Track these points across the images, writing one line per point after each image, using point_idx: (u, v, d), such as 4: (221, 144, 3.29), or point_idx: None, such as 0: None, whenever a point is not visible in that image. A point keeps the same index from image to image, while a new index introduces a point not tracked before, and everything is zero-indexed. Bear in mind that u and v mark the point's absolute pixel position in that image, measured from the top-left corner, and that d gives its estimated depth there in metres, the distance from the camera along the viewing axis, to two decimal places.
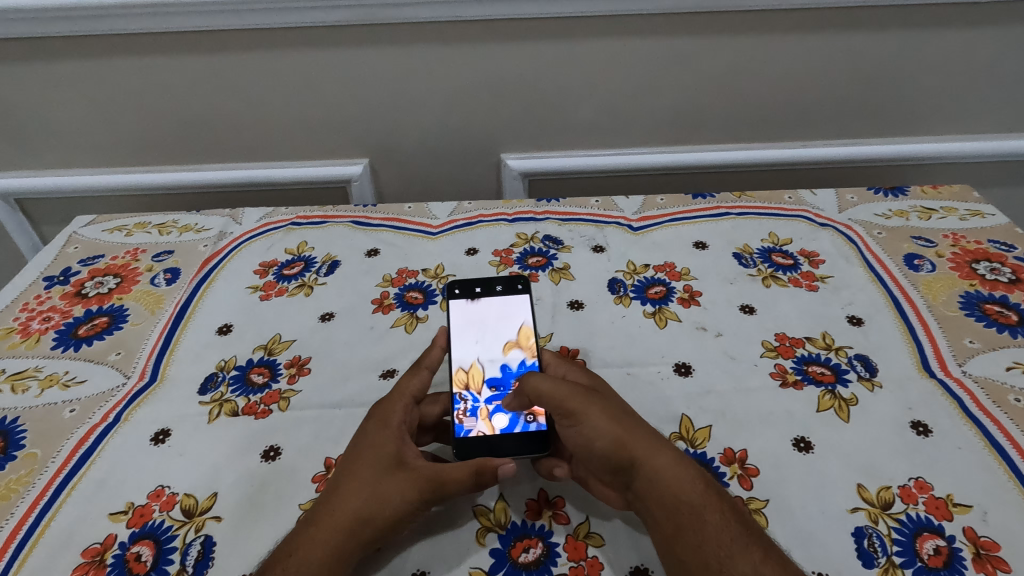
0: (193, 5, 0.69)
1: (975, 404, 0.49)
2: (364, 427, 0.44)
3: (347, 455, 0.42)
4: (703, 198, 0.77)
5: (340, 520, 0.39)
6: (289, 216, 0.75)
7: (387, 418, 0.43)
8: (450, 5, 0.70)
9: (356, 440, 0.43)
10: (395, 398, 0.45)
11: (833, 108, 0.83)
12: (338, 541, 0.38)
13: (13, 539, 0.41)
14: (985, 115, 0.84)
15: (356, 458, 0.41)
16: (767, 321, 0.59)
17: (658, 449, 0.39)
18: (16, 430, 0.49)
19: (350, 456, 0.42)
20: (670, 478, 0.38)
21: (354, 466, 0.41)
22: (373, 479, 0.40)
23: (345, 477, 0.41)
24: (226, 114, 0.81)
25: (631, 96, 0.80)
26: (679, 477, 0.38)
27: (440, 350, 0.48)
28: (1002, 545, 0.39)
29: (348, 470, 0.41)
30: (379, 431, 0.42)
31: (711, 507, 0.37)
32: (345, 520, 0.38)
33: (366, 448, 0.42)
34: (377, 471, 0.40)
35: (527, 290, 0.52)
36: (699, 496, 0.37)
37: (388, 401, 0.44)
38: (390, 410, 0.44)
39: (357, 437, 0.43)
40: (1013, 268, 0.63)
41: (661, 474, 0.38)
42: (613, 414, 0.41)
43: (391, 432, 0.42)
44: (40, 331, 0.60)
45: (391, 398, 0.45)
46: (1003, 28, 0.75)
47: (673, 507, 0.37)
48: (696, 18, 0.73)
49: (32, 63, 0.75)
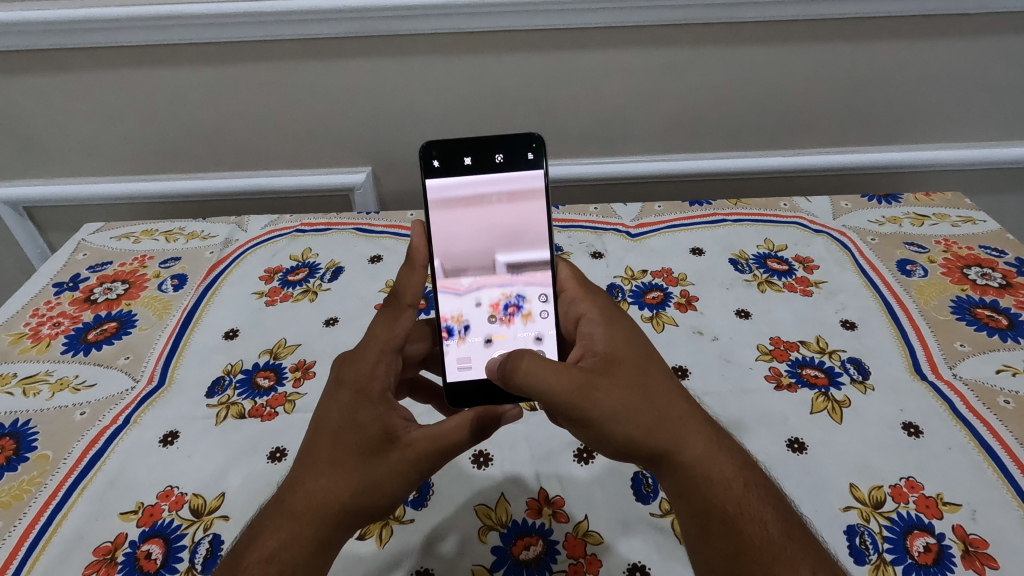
0: (202, 18, 0.71)
1: (966, 406, 0.50)
2: (333, 399, 0.40)
3: (317, 435, 0.39)
4: (700, 205, 0.78)
5: (326, 513, 0.37)
6: (294, 223, 0.77)
7: (364, 390, 0.40)
8: (453, 18, 0.72)
9: (325, 416, 0.39)
10: (369, 362, 0.41)
11: (827, 117, 0.84)
12: (328, 534, 0.37)
13: (26, 538, 0.42)
14: (977, 123, 0.86)
15: (333, 441, 0.38)
16: (762, 325, 0.60)
17: (688, 447, 0.38)
18: (27, 432, 0.50)
19: (323, 436, 0.39)
20: (699, 480, 0.37)
21: (333, 450, 0.38)
22: (360, 465, 0.37)
23: (323, 464, 0.38)
24: (232, 124, 0.82)
25: (629, 106, 0.82)
26: (711, 480, 0.37)
27: (422, 271, 0.45)
28: (990, 542, 0.40)
29: (325, 454, 0.38)
30: (361, 406, 0.39)
31: (750, 505, 0.36)
32: (333, 513, 0.37)
33: (348, 427, 0.38)
34: (362, 455, 0.38)
35: (539, 156, 0.46)
36: (734, 504, 0.36)
37: (361, 367, 0.41)
38: (366, 380, 0.40)
39: (325, 411, 0.39)
40: (1003, 273, 0.64)
41: (691, 475, 0.37)
42: (629, 410, 0.37)
43: (373, 406, 0.39)
44: (51, 336, 0.61)
45: (364, 362, 0.41)
46: (992, 39, 0.77)
47: (703, 507, 0.37)
48: (693, 30, 0.75)
49: (43, 74, 0.77)
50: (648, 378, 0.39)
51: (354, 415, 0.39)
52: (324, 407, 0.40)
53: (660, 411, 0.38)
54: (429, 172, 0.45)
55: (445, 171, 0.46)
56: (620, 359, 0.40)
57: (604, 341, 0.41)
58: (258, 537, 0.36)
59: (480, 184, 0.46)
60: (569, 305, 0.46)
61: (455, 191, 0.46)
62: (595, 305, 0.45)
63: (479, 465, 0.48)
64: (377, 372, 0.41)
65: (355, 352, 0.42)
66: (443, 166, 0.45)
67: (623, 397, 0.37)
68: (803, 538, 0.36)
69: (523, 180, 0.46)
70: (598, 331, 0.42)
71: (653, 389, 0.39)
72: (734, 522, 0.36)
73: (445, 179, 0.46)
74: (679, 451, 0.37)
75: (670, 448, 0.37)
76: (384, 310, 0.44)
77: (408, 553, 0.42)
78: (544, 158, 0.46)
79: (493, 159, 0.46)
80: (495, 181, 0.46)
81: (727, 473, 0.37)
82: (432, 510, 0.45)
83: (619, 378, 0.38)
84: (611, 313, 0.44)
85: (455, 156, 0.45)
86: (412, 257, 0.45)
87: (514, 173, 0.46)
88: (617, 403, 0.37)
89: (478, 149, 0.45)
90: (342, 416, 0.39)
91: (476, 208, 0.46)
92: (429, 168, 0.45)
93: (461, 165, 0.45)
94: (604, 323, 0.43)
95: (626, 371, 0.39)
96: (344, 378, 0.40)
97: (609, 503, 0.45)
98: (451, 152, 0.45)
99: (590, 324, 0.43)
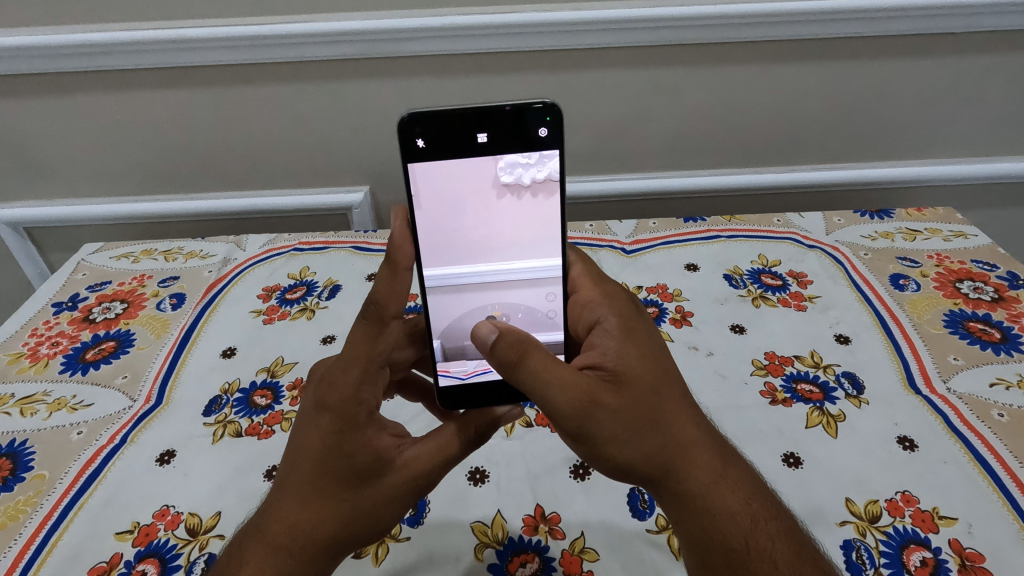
0: (203, 41, 0.72)
1: (960, 420, 0.50)
2: (316, 425, 0.38)
3: (301, 464, 0.37)
4: (694, 221, 0.79)
5: (315, 544, 0.36)
6: (292, 242, 0.78)
7: (351, 415, 0.38)
8: (450, 40, 0.73)
9: (308, 444, 0.38)
10: (353, 385, 0.38)
11: (818, 135, 0.86)
12: (317, 563, 0.37)
13: (21, 557, 0.42)
14: (967, 140, 0.87)
15: (320, 471, 0.37)
16: (757, 340, 0.60)
17: (691, 473, 0.38)
18: (25, 452, 0.50)
19: (308, 466, 0.37)
20: (702, 510, 0.37)
21: (321, 480, 0.37)
22: (350, 495, 0.37)
23: (311, 494, 0.37)
24: (233, 146, 0.84)
25: (623, 125, 0.83)
26: (715, 510, 0.37)
27: (405, 271, 0.38)
28: (987, 556, 0.40)
29: (312, 484, 0.37)
30: (348, 434, 0.37)
31: (756, 542, 0.36)
32: (321, 543, 0.37)
33: (335, 457, 0.37)
34: (353, 484, 0.37)
35: (555, 132, 0.40)
36: (738, 539, 0.36)
37: (345, 391, 0.38)
38: (352, 405, 0.38)
39: (309, 439, 0.38)
40: (995, 286, 0.65)
41: (694, 502, 0.37)
42: (632, 433, 0.37)
43: (361, 432, 0.38)
44: (49, 355, 0.61)
45: (347, 384, 0.38)
46: (978, 58, 0.79)
47: (706, 539, 0.37)
48: (685, 51, 0.76)
49: (47, 97, 0.78)
50: (659, 402, 0.38)
51: (342, 444, 0.37)
52: (307, 432, 0.38)
53: (666, 439, 0.38)
54: (413, 153, 0.40)
55: (433, 151, 0.41)
56: (630, 379, 0.38)
57: (615, 357, 0.39)
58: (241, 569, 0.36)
59: (475, 172, 0.41)
60: (584, 308, 0.44)
61: (447, 180, 0.41)
62: (612, 311, 0.43)
63: (475, 482, 0.48)
64: (362, 394, 0.39)
65: (335, 372, 0.39)
66: (429, 148, 0.40)
67: (625, 420, 0.37)
68: (817, 571, 0.35)
69: (530, 170, 0.42)
70: (613, 343, 0.40)
71: (663, 414, 0.38)
72: (739, 560, 0.35)
73: (431, 164, 0.41)
74: (683, 481, 0.37)
75: (675, 477, 0.37)
76: (364, 322, 0.39)
77: (404, 571, 0.42)
78: (558, 135, 0.40)
79: (493, 139, 0.41)
80: (493, 167, 0.41)
81: (733, 507, 0.37)
82: (428, 528, 0.45)
83: (626, 402, 0.37)
84: (631, 323, 0.42)
85: (444, 135, 0.40)
86: (394, 258, 0.38)
87: (524, 155, 0.41)
88: (618, 425, 0.37)
89: (471, 126, 0.40)
90: (330, 444, 0.37)
91: (470, 205, 0.42)
92: (413, 149, 0.40)
93: (453, 143, 0.41)
94: (620, 335, 0.40)
95: (636, 393, 0.38)
96: (327, 402, 0.38)
97: (604, 518, 0.45)
98: (439, 129, 0.40)
99: (605, 335, 0.41)
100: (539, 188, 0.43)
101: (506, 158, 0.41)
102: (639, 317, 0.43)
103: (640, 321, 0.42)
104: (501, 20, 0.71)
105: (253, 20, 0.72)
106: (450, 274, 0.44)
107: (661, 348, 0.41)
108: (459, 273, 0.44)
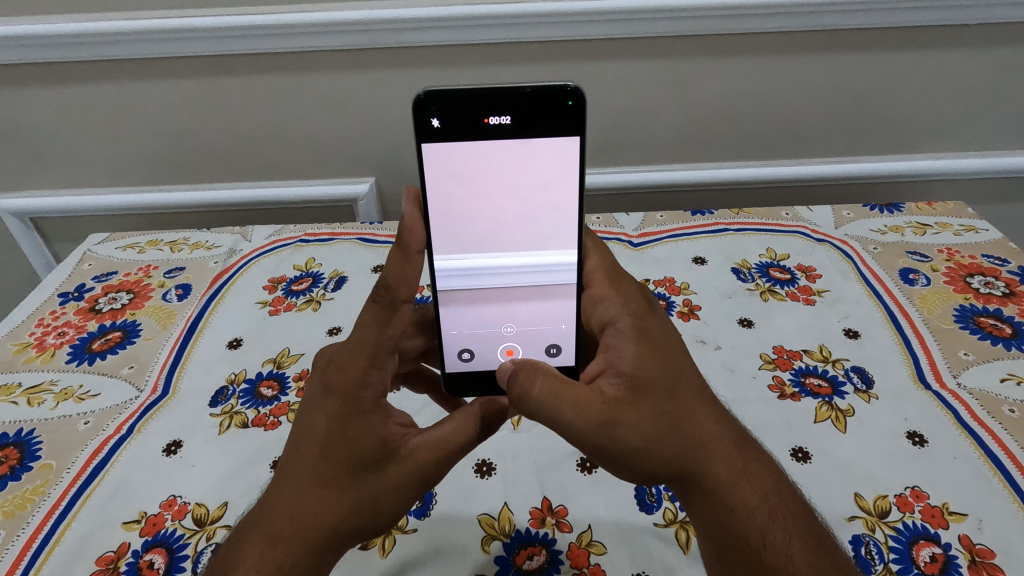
0: (206, 30, 0.72)
1: (971, 416, 0.49)
2: (322, 410, 0.38)
3: (304, 450, 0.37)
4: (703, 215, 0.78)
5: (316, 537, 0.36)
6: (298, 234, 0.77)
7: (356, 399, 0.38)
8: (456, 30, 0.73)
9: (314, 429, 0.38)
10: (359, 369, 0.39)
11: (828, 128, 0.85)
12: (319, 559, 0.36)
13: (29, 546, 0.42)
14: (979, 134, 0.86)
15: (324, 458, 0.37)
16: (766, 335, 0.60)
17: (712, 469, 0.37)
18: (32, 442, 0.51)
19: (312, 452, 0.37)
20: (720, 507, 0.37)
21: (325, 469, 0.37)
22: (354, 484, 0.37)
23: (312, 483, 0.36)
24: (238, 137, 0.83)
25: (631, 116, 0.82)
26: (732, 506, 0.37)
27: (416, 254, 0.39)
28: (997, 552, 0.40)
29: (315, 473, 0.37)
30: (351, 422, 0.38)
31: (773, 537, 0.36)
32: (322, 536, 0.36)
33: (339, 443, 0.37)
34: (357, 474, 0.37)
35: (575, 118, 0.40)
36: (757, 534, 0.36)
37: (352, 374, 0.39)
38: (359, 388, 0.39)
39: (314, 423, 0.38)
40: (1006, 281, 0.64)
41: (715, 499, 0.37)
42: (651, 442, 0.37)
43: (365, 419, 0.38)
44: (55, 345, 0.61)
45: (353, 368, 0.39)
46: (992, 49, 0.77)
47: (722, 532, 0.37)
48: (693, 41, 0.75)
49: (53, 86, 0.78)
50: (677, 402, 0.38)
51: (347, 429, 0.37)
52: (313, 419, 0.38)
53: (684, 437, 0.37)
54: (427, 133, 0.40)
55: (447, 131, 0.40)
56: (646, 386, 0.38)
57: (630, 363, 0.39)
58: (240, 564, 0.35)
59: (491, 156, 0.41)
60: (597, 305, 0.44)
61: (463, 162, 0.41)
62: (625, 310, 0.42)
63: (482, 475, 0.48)
64: (369, 378, 0.39)
65: (343, 356, 0.39)
66: (444, 129, 0.40)
67: (644, 431, 0.37)
68: (834, 570, 0.35)
69: (549, 156, 0.41)
70: (628, 347, 0.40)
71: (683, 415, 0.38)
72: (755, 555, 0.35)
73: (445, 146, 0.40)
74: (702, 478, 0.37)
75: (695, 470, 0.37)
76: (374, 306, 0.39)
77: (410, 562, 0.42)
78: (579, 121, 0.40)
79: (508, 123, 0.40)
80: (510, 152, 0.41)
81: (751, 502, 0.37)
82: (434, 520, 0.45)
83: (640, 413, 0.37)
84: (644, 323, 0.41)
85: (458, 115, 0.39)
86: (405, 242, 0.39)
87: (545, 143, 0.41)
88: (638, 435, 0.37)
89: (488, 107, 0.39)
90: (334, 430, 0.37)
91: (487, 193, 0.42)
92: (427, 128, 0.39)
93: (469, 124, 0.40)
94: (635, 337, 0.40)
95: (653, 399, 0.37)
96: (334, 386, 0.38)
97: (611, 512, 0.44)
98: (454, 109, 0.39)
99: (619, 338, 0.41)
100: (562, 176, 0.42)
101: (523, 142, 0.40)
102: (654, 315, 0.43)
103: (654, 320, 0.42)
104: (507, 10, 0.71)
105: (256, 10, 0.72)
106: (458, 248, 0.43)
107: (677, 348, 0.41)
108: (467, 245, 0.43)
